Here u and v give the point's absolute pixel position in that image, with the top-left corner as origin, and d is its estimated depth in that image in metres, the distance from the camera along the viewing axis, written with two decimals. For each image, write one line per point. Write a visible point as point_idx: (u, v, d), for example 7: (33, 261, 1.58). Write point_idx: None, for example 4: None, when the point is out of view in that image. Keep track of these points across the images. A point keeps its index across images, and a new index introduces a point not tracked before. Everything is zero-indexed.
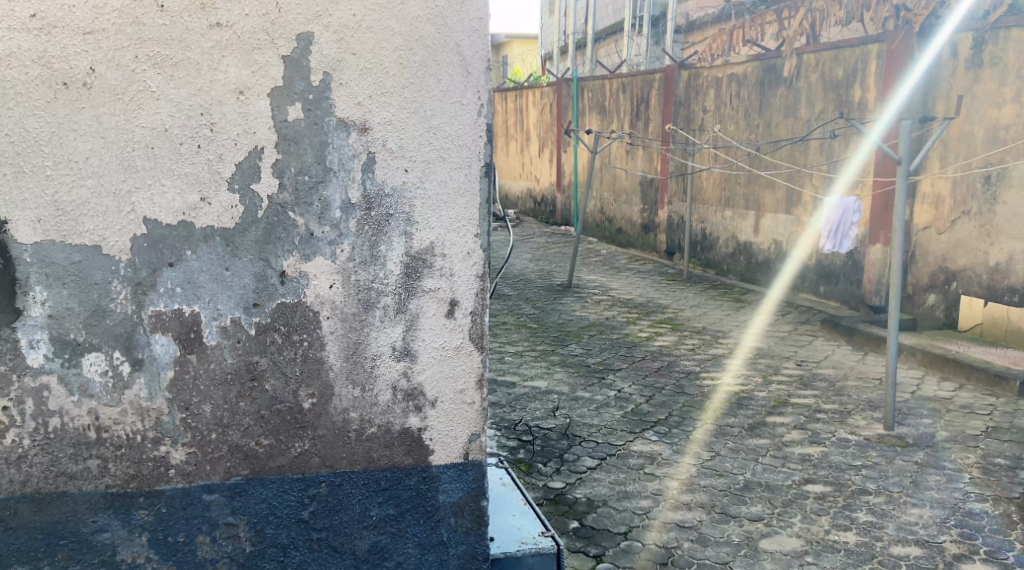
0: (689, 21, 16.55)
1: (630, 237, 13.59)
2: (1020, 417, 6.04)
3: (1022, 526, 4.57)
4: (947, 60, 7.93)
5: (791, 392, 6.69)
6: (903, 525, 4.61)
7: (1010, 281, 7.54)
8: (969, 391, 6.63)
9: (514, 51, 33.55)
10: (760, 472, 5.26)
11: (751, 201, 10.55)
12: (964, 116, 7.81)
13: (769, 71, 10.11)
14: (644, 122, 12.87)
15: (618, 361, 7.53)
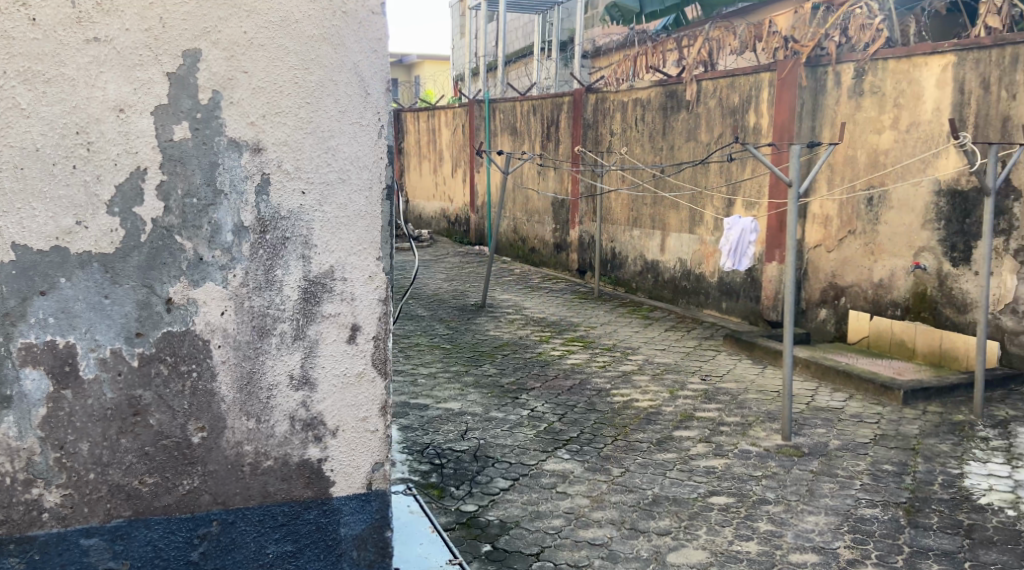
0: (595, 47, 16.89)
1: (544, 256, 13.65)
2: (904, 424, 6.26)
3: (910, 529, 4.71)
4: (832, 88, 8.25)
5: (696, 406, 6.78)
6: (801, 532, 4.70)
7: (893, 295, 7.86)
8: (858, 401, 6.85)
9: (425, 71, 33.65)
10: (668, 486, 5.29)
11: (656, 221, 10.73)
12: (847, 142, 8.13)
13: (671, 96, 10.33)
14: (554, 144, 12.97)
15: (531, 380, 7.49)
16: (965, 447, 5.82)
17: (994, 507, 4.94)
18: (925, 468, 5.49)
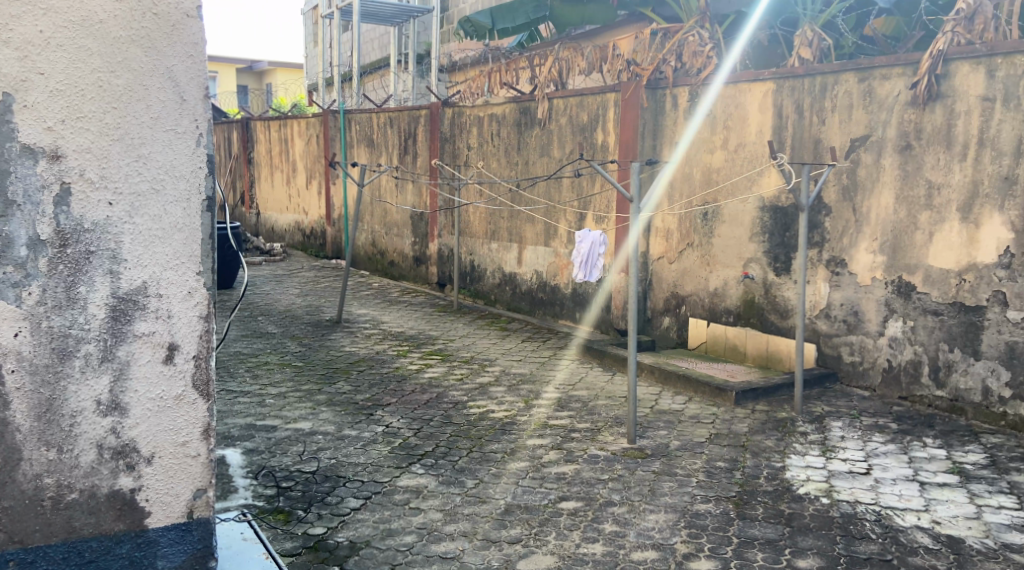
0: (452, 62, 16.91)
1: (403, 270, 13.48)
2: (737, 423, 6.54)
3: (739, 521, 4.91)
4: (670, 110, 8.60)
5: (549, 414, 6.85)
6: (642, 531, 4.81)
7: (727, 303, 8.23)
8: (696, 403, 7.10)
9: (276, 79, 32.76)
10: (519, 494, 5.30)
11: (513, 235, 10.78)
12: (684, 160, 8.49)
13: (524, 113, 10.40)
14: (412, 157, 12.85)
15: (387, 396, 7.35)
16: (787, 442, 6.14)
17: (811, 496, 5.22)
18: (753, 462, 5.76)
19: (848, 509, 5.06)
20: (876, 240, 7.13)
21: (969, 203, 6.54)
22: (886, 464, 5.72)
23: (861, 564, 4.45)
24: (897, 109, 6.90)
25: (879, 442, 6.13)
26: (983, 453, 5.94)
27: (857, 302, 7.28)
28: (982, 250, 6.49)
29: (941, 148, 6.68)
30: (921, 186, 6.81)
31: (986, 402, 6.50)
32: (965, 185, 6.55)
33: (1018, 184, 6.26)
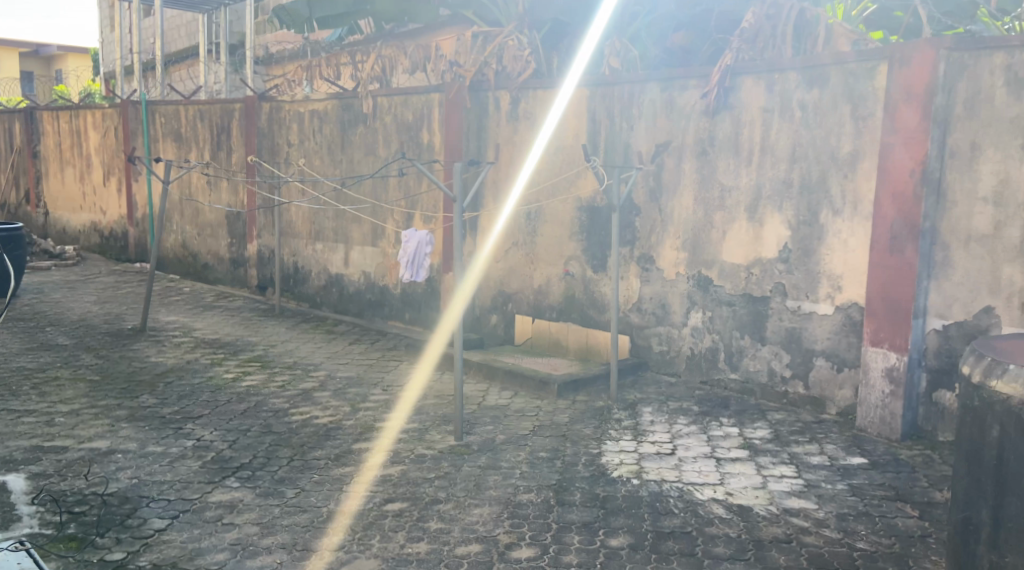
0: (268, 54, 16.40)
1: (218, 272, 12.97)
2: (559, 414, 6.75)
3: (559, 508, 5.09)
4: (492, 111, 8.71)
5: (378, 416, 6.80)
6: (467, 526, 4.88)
7: (550, 300, 8.47)
8: (521, 397, 7.27)
9: (68, 66, 30.64)
10: (342, 500, 5.23)
11: (339, 235, 10.63)
12: (508, 161, 8.65)
13: (347, 109, 10.27)
14: (225, 153, 12.38)
15: (198, 408, 7.06)
16: (603, 429, 6.42)
17: (623, 479, 5.49)
18: (572, 451, 5.96)
19: (655, 488, 5.37)
20: (679, 238, 7.58)
21: (754, 205, 7.08)
22: (688, 444, 6.11)
23: (666, 539, 4.74)
24: (693, 119, 7.37)
25: (682, 425, 6.53)
26: (769, 428, 6.47)
27: (664, 296, 7.71)
28: (766, 246, 7.03)
29: (730, 155, 7.19)
30: (715, 189, 7.30)
31: (772, 383, 7.07)
32: (751, 188, 7.09)
33: (794, 187, 6.83)
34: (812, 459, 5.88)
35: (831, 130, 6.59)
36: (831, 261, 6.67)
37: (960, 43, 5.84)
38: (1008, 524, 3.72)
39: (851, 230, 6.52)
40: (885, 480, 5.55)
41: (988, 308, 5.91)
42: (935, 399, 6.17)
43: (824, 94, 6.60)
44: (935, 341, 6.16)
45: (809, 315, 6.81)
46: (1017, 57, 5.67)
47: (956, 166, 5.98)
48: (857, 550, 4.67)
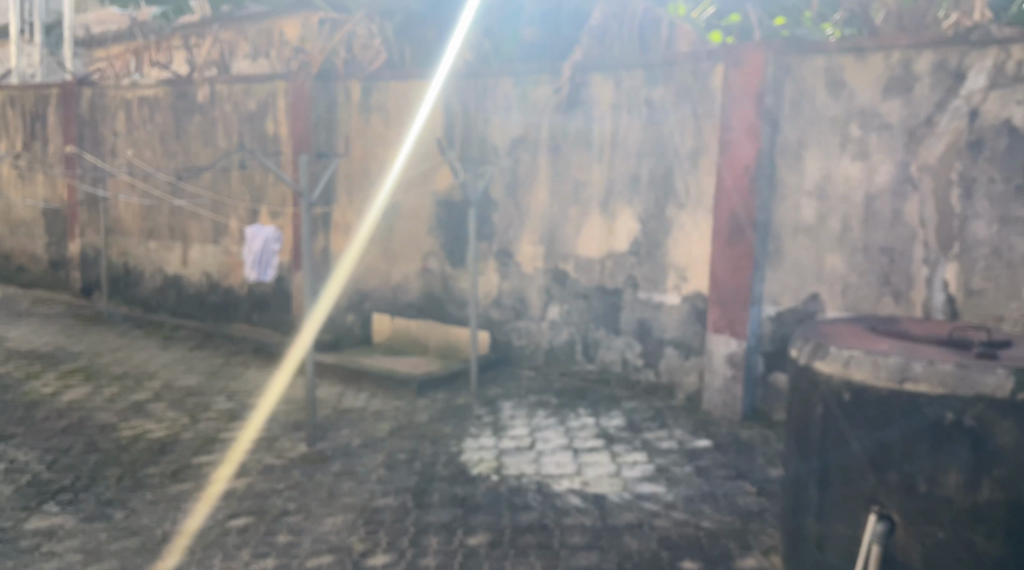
0: (89, 36, 15.31)
1: (35, 275, 12.01)
2: (417, 414, 6.59)
3: (415, 511, 4.94)
4: (343, 102, 8.44)
5: (220, 427, 6.45)
6: (318, 537, 4.67)
7: (408, 297, 8.30)
8: (377, 398, 7.06)
9: None
10: (179, 519, 4.91)
11: (175, 232, 10.06)
12: (360, 154, 8.41)
13: (181, 97, 9.74)
14: (42, 143, 11.50)
15: (12, 427, 6.49)
16: (463, 426, 6.31)
17: (483, 476, 5.41)
18: (431, 451, 5.82)
19: (514, 482, 5.32)
20: (535, 232, 7.58)
21: (606, 199, 7.16)
22: (546, 437, 6.10)
23: (524, 533, 4.70)
24: (546, 113, 7.39)
25: (541, 418, 6.51)
26: (625, 416, 6.55)
27: (522, 290, 7.68)
28: (618, 239, 7.13)
29: (582, 150, 7.25)
30: (569, 183, 7.34)
31: (626, 372, 7.17)
32: (603, 182, 7.17)
33: (643, 181, 6.96)
34: (663, 444, 6.00)
35: (674, 126, 6.76)
36: (678, 253, 6.83)
37: (787, 44, 6.11)
38: (831, 495, 3.81)
39: (696, 222, 6.71)
40: (728, 460, 5.73)
41: (816, 295, 6.22)
42: (770, 380, 6.42)
43: (669, 90, 6.76)
44: (770, 327, 6.41)
45: (658, 305, 6.95)
46: (835, 61, 6.01)
47: (784, 163, 6.29)
48: (702, 529, 4.78)
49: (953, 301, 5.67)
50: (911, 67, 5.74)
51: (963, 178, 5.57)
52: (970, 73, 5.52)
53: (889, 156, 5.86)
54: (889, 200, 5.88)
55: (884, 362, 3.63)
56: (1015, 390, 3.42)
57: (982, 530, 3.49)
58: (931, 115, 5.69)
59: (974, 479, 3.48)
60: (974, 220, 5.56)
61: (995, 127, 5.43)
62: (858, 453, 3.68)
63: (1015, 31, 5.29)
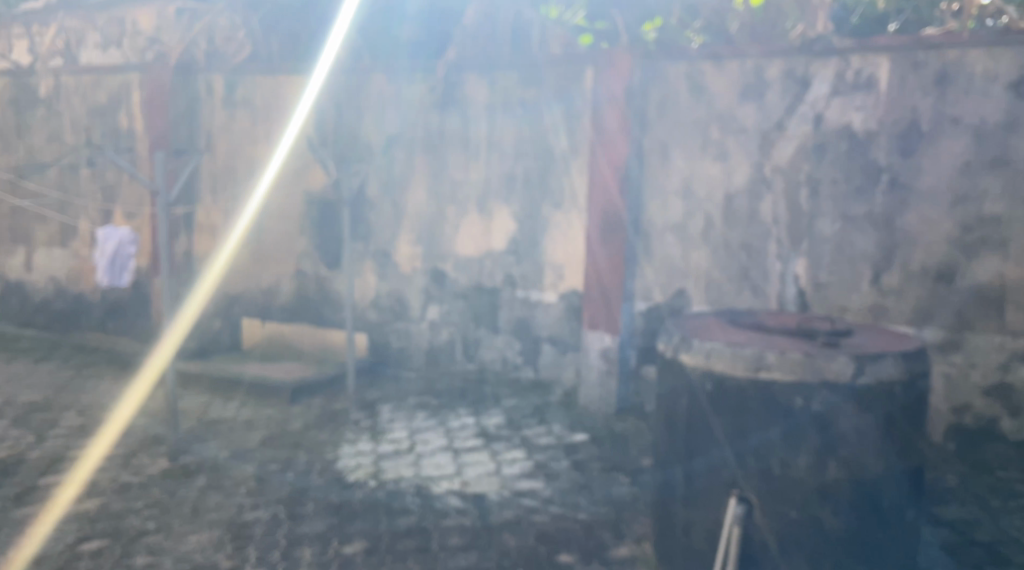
0: None
1: None
2: (289, 421, 6.35)
3: (288, 523, 4.74)
4: (206, 97, 8.07)
5: (70, 444, 6.03)
6: (181, 556, 4.41)
7: (279, 301, 8.01)
8: (245, 406, 6.76)
9: None
10: (23, 546, 4.54)
11: (19, 235, 9.40)
12: (225, 151, 8.05)
13: (22, 90, 9.11)
14: None
15: None
16: (339, 432, 6.11)
17: (360, 482, 5.25)
18: (304, 459, 5.61)
19: (392, 487, 5.18)
20: (412, 232, 7.43)
21: (483, 199, 7.10)
22: (425, 439, 5.98)
23: (402, 537, 4.58)
24: (420, 112, 7.27)
25: (420, 419, 6.38)
26: (504, 414, 6.51)
27: (400, 290, 7.52)
28: (496, 238, 7.09)
29: (457, 149, 7.16)
30: (445, 183, 7.24)
31: (505, 370, 7.12)
32: (480, 182, 7.10)
33: (518, 181, 6.94)
34: (541, 440, 5.98)
35: (548, 127, 6.77)
36: (553, 251, 6.85)
37: (652, 50, 6.23)
38: (698, 481, 3.87)
39: (570, 221, 6.75)
40: (604, 453, 5.76)
41: (683, 290, 6.35)
42: (641, 373, 6.49)
43: (542, 91, 6.76)
44: (641, 321, 6.49)
45: (536, 303, 6.95)
46: (695, 67, 6.18)
47: (652, 164, 6.40)
48: (578, 522, 4.79)
49: (803, 294, 5.93)
50: (763, 74, 5.96)
51: (809, 179, 5.86)
52: (815, 80, 5.79)
53: (745, 158, 6.08)
54: (746, 200, 6.09)
55: (743, 352, 3.76)
56: (854, 375, 3.60)
57: (829, 505, 3.64)
58: (781, 120, 5.94)
59: (821, 460, 3.62)
60: (820, 218, 5.85)
61: (837, 131, 5.75)
62: (721, 443, 3.76)
63: (855, 42, 5.62)
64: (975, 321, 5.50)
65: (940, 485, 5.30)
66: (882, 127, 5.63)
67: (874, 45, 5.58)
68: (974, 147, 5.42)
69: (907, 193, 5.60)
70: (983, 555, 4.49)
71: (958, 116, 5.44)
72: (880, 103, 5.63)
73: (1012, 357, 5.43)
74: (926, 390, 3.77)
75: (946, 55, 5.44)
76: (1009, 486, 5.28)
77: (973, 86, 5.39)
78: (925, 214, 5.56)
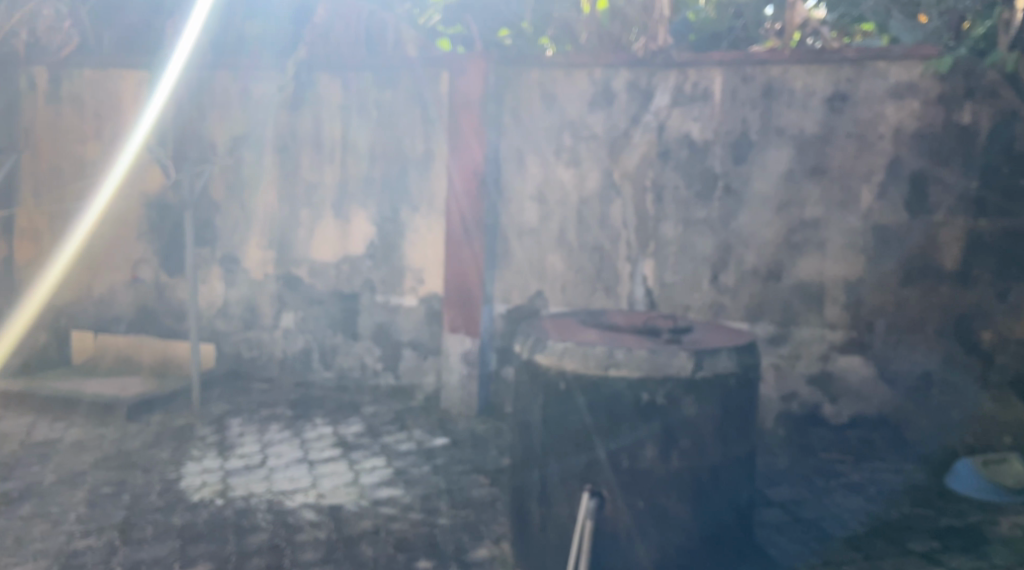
0: None
1: None
2: (127, 440, 5.95)
3: (124, 549, 4.43)
4: (27, 91, 7.48)
5: None
6: None
7: (115, 311, 7.52)
8: (77, 426, 6.29)
9: None
10: None
11: None
12: (51, 149, 7.48)
13: None
14: None
15: None
16: (183, 450, 5.77)
17: (206, 501, 4.96)
18: (143, 480, 5.26)
19: (241, 504, 4.92)
20: (263, 236, 7.14)
21: (339, 201, 6.90)
22: (278, 452, 5.73)
23: (251, 556, 4.36)
24: (270, 112, 6.99)
25: (273, 432, 6.12)
26: (363, 422, 6.33)
27: (250, 298, 7.20)
28: (353, 242, 6.90)
29: (310, 150, 6.93)
30: (299, 185, 6.99)
31: (364, 376, 6.94)
32: (335, 184, 6.90)
33: (375, 184, 6.78)
34: (401, 447, 5.85)
35: (404, 130, 6.64)
36: (411, 255, 6.73)
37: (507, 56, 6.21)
38: (553, 479, 3.85)
39: (429, 225, 6.65)
40: (464, 456, 5.69)
41: (540, 292, 6.36)
42: (501, 374, 6.46)
43: (398, 94, 6.62)
44: (501, 323, 6.46)
45: (396, 308, 6.80)
46: (548, 75, 6.21)
47: (509, 169, 6.37)
48: (438, 526, 4.70)
49: (651, 294, 6.08)
50: (610, 84, 6.07)
51: (655, 185, 6.01)
52: (657, 92, 5.97)
53: (596, 164, 6.16)
54: (598, 204, 6.17)
55: (593, 351, 3.76)
56: (694, 369, 3.68)
57: (673, 494, 3.69)
58: (627, 128, 6.06)
59: (665, 453, 3.67)
60: (665, 222, 6.02)
61: (678, 140, 5.93)
62: (575, 440, 3.75)
63: (691, 56, 5.83)
64: (800, 316, 5.78)
65: (777, 470, 5.50)
66: (718, 136, 5.85)
67: (709, 61, 5.81)
68: (796, 156, 5.71)
69: (741, 199, 5.84)
70: (809, 532, 4.65)
71: (784, 127, 5.72)
72: (715, 114, 5.85)
73: (831, 347, 5.73)
74: (757, 384, 3.89)
75: (771, 71, 5.72)
76: (831, 467, 5.54)
77: (796, 98, 5.68)
78: (758, 218, 5.82)
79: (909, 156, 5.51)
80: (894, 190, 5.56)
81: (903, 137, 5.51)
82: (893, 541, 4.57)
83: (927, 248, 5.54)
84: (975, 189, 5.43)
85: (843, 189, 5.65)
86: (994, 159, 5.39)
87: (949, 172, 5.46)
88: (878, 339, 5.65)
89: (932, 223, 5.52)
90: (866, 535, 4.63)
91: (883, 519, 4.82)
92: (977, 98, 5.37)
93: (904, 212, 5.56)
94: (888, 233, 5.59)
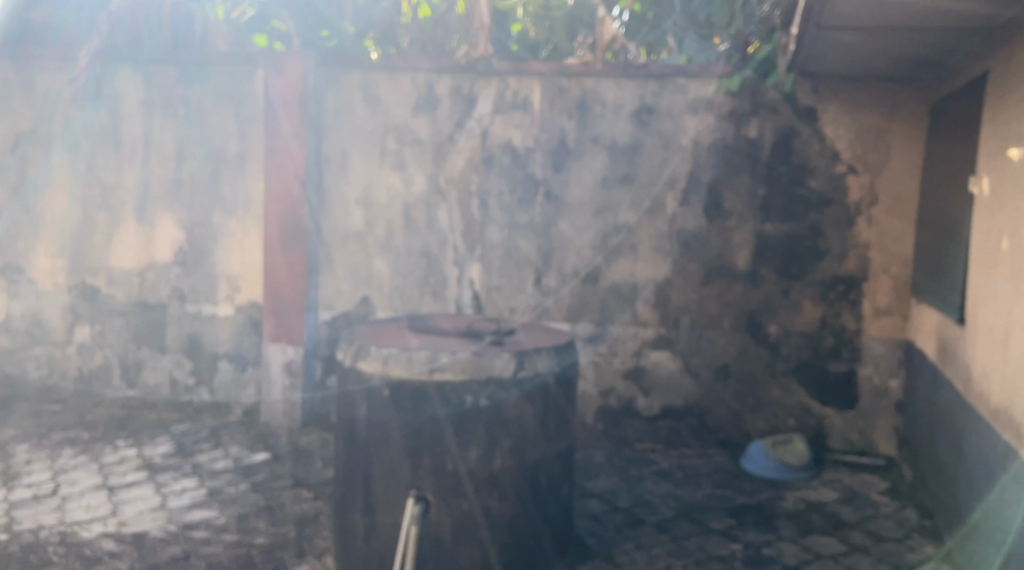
0: None
1: None
2: None
3: None
4: None
5: None
6: None
7: None
8: None
9: None
10: None
11: None
12: None
13: None
14: None
15: None
16: None
17: None
18: None
19: (29, 538, 4.46)
20: (53, 243, 6.58)
21: (141, 204, 6.44)
22: (73, 478, 5.25)
23: None
24: (59, 107, 6.45)
25: (67, 457, 5.60)
26: (172, 442, 5.91)
27: (37, 310, 6.63)
28: (157, 249, 6.45)
29: (107, 149, 6.43)
30: (94, 186, 6.48)
31: (174, 392, 6.51)
32: (136, 186, 6.43)
33: (183, 186, 6.36)
34: (215, 465, 5.50)
35: (213, 130, 6.26)
36: (226, 262, 6.35)
37: (325, 55, 5.98)
38: (376, 487, 3.68)
39: (243, 230, 6.29)
40: (285, 470, 5.42)
41: (367, 297, 6.17)
42: (326, 384, 6.21)
43: (207, 93, 6.25)
44: (326, 331, 6.22)
45: (209, 319, 6.40)
46: (369, 77, 6.03)
47: (331, 171, 6.14)
48: (255, 546, 4.43)
49: (477, 297, 6.03)
50: (433, 90, 5.98)
51: (480, 191, 5.96)
52: (479, 99, 5.93)
53: (421, 168, 6.04)
54: (423, 209, 6.05)
55: (416, 356, 3.62)
56: (515, 370, 3.64)
57: (496, 494, 3.64)
58: (452, 134, 5.98)
59: (488, 452, 3.61)
60: (489, 226, 5.98)
61: (501, 147, 5.92)
62: (393, 446, 3.61)
63: (511, 66, 5.83)
64: (615, 318, 5.89)
65: (593, 463, 5.57)
66: (538, 144, 5.88)
67: (528, 70, 5.83)
68: (609, 164, 5.83)
69: (558, 205, 5.89)
70: (623, 520, 4.72)
71: (598, 135, 5.83)
72: (535, 122, 5.88)
73: (642, 345, 5.87)
74: (570, 385, 3.91)
75: (585, 83, 5.81)
76: (644, 457, 5.68)
77: (607, 109, 5.80)
78: (575, 223, 5.89)
79: (706, 165, 5.74)
80: (694, 197, 5.78)
81: (701, 148, 5.74)
82: (699, 524, 4.72)
83: (722, 251, 5.78)
84: (762, 195, 5.71)
85: (649, 196, 5.81)
86: (776, 167, 5.68)
87: (742, 180, 5.72)
88: (683, 335, 5.84)
89: (728, 228, 5.77)
90: (675, 519, 4.76)
91: (690, 503, 4.96)
92: (761, 114, 5.66)
93: (703, 218, 5.78)
94: (690, 237, 5.80)
